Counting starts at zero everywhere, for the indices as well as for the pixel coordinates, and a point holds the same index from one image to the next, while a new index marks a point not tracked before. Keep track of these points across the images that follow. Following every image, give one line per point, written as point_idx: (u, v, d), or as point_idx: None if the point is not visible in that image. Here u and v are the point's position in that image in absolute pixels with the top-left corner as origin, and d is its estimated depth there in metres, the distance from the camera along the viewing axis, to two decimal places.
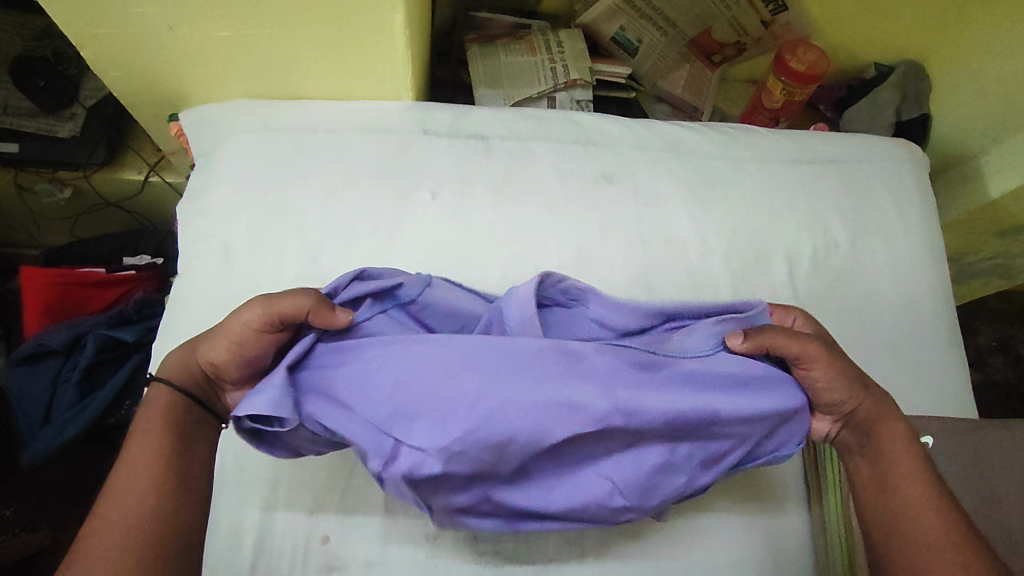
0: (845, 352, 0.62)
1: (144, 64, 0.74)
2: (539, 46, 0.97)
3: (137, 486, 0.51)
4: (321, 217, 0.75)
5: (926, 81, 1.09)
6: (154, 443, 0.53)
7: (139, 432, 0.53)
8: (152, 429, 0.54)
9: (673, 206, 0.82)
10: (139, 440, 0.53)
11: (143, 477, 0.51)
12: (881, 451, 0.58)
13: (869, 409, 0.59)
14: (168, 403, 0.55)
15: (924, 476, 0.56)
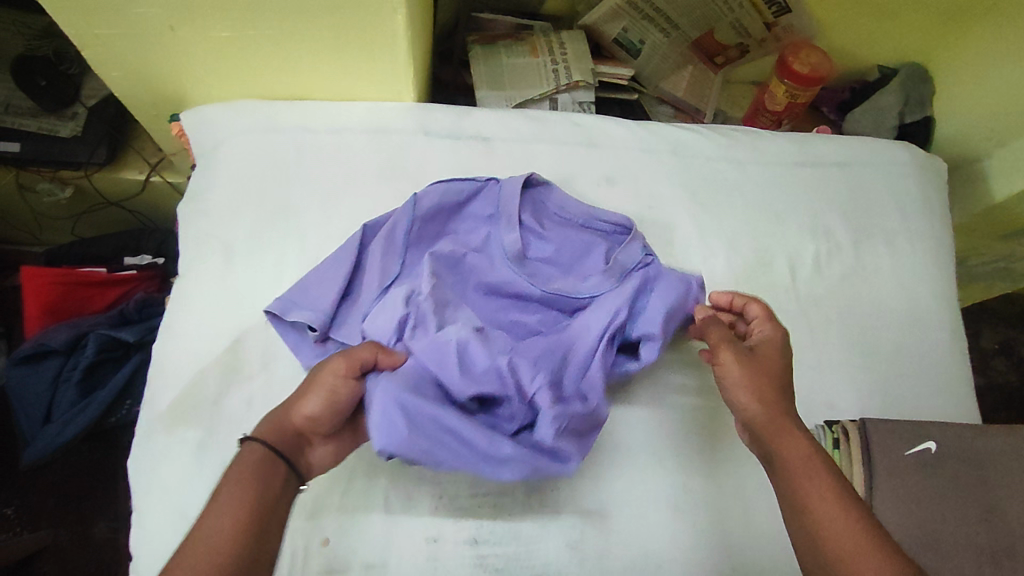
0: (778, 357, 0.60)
1: (146, 64, 0.74)
2: (541, 47, 0.97)
3: (225, 522, 0.47)
4: (323, 218, 0.75)
5: (929, 85, 1.09)
6: (258, 480, 0.50)
7: (233, 475, 0.50)
8: (243, 477, 0.50)
9: (675, 209, 0.81)
10: (233, 481, 0.49)
11: (231, 514, 0.47)
12: (786, 462, 0.53)
13: (778, 414, 0.56)
14: (259, 454, 0.51)
15: (831, 486, 0.51)
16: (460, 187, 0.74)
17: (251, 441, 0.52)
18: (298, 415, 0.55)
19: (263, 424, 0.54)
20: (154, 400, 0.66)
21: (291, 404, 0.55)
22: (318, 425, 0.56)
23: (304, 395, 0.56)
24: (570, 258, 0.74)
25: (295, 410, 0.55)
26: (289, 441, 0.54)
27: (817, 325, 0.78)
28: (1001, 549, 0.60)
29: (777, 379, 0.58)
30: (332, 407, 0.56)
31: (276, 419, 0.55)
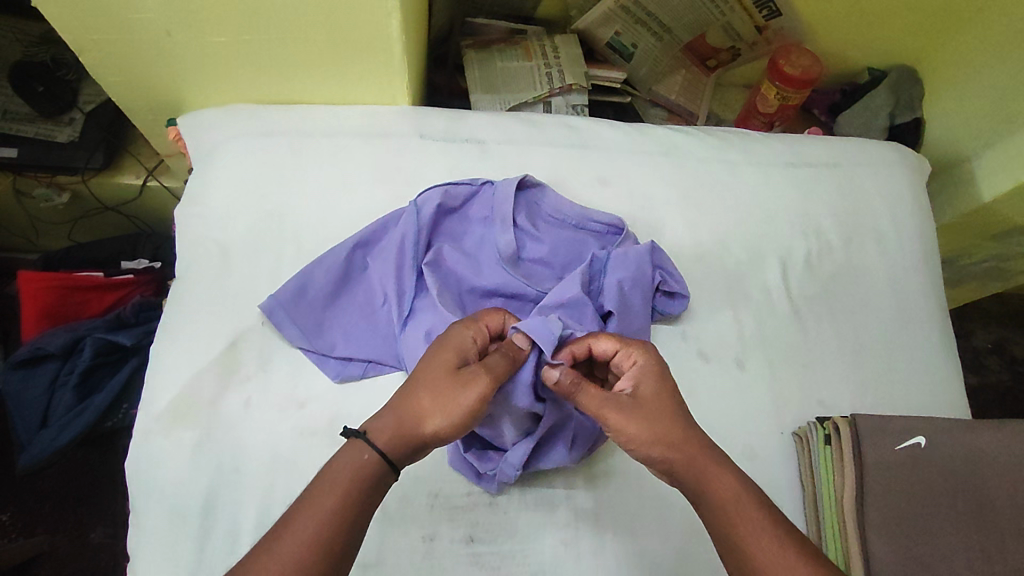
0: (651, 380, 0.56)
1: (143, 69, 0.75)
2: (535, 51, 0.98)
3: (329, 502, 0.48)
4: (318, 221, 0.75)
5: (919, 87, 1.11)
6: (358, 484, 0.50)
7: (345, 461, 0.51)
8: (349, 476, 0.50)
9: (668, 210, 0.82)
10: (344, 465, 0.51)
11: (336, 496, 0.49)
12: (713, 501, 0.51)
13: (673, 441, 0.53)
14: (367, 459, 0.51)
15: (755, 513, 0.50)
16: (458, 191, 0.75)
17: (370, 446, 0.51)
18: (429, 423, 0.53)
19: (390, 419, 0.53)
20: (151, 402, 0.66)
21: (419, 408, 0.53)
22: (448, 434, 0.53)
23: (435, 395, 0.53)
24: (564, 256, 0.75)
25: (422, 414, 0.53)
26: (410, 451, 0.53)
27: (809, 323, 0.79)
28: (990, 542, 0.61)
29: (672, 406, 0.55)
30: (462, 422, 0.53)
31: (400, 420, 0.53)
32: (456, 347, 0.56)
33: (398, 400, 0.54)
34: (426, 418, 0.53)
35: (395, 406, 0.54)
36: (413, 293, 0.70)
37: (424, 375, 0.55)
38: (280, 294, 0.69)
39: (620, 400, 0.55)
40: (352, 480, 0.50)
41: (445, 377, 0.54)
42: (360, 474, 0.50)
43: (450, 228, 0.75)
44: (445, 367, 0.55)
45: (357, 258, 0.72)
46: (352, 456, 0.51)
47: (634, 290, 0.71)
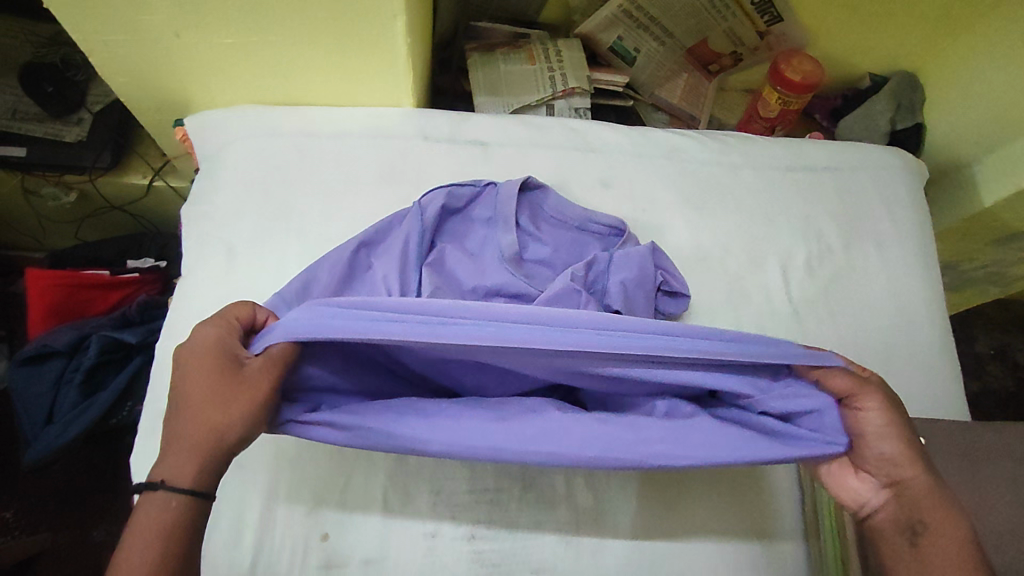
0: (903, 412, 0.58)
1: (152, 70, 0.76)
2: (538, 54, 0.99)
3: (152, 524, 0.49)
4: (324, 220, 0.76)
5: (920, 93, 1.11)
6: (176, 508, 0.50)
7: (157, 498, 0.50)
8: (169, 511, 0.50)
9: (669, 212, 0.83)
10: (158, 498, 0.50)
11: (158, 517, 0.49)
12: (938, 529, 0.53)
13: (914, 477, 0.54)
14: (176, 499, 0.50)
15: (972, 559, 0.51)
16: (462, 192, 0.76)
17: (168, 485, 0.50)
18: (217, 438, 0.51)
19: (174, 455, 0.51)
20: (156, 399, 0.67)
21: (207, 423, 0.51)
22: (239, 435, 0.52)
23: (216, 411, 0.52)
24: (567, 257, 0.76)
25: (213, 428, 0.51)
26: (212, 466, 0.52)
27: (810, 326, 0.80)
28: (989, 542, 0.61)
29: (918, 442, 0.56)
30: (252, 417, 0.52)
31: (195, 445, 0.51)
32: (217, 351, 0.54)
33: (176, 430, 0.52)
34: (219, 431, 0.52)
35: (178, 438, 0.51)
36: (415, 293, 0.70)
37: (195, 396, 0.52)
38: (285, 293, 0.69)
39: (886, 412, 0.56)
40: (159, 518, 0.49)
41: (211, 393, 0.52)
42: (165, 511, 0.50)
43: (453, 229, 0.76)
44: (208, 381, 0.52)
45: (361, 257, 0.72)
46: (149, 505, 0.50)
47: (635, 290, 0.72)
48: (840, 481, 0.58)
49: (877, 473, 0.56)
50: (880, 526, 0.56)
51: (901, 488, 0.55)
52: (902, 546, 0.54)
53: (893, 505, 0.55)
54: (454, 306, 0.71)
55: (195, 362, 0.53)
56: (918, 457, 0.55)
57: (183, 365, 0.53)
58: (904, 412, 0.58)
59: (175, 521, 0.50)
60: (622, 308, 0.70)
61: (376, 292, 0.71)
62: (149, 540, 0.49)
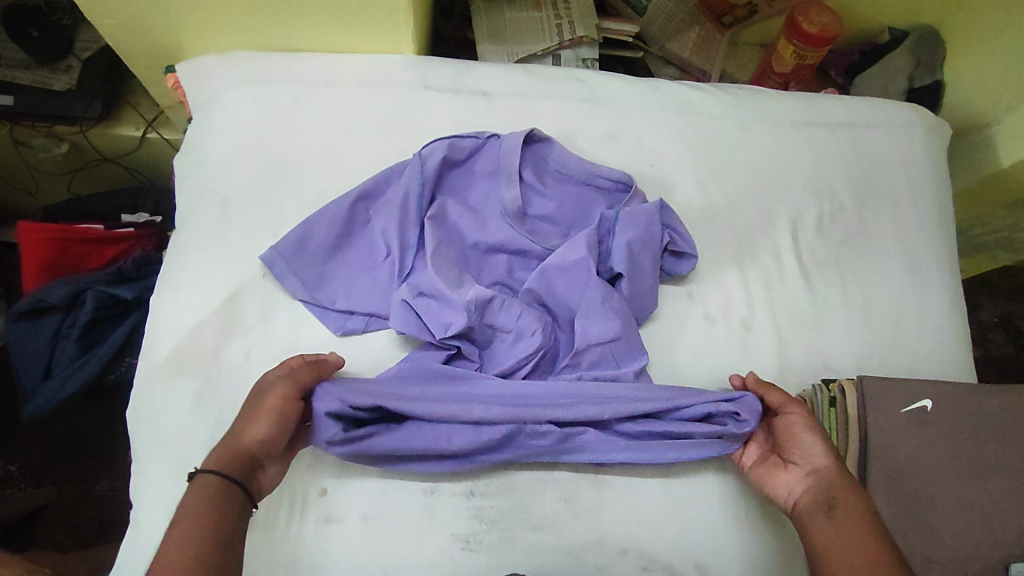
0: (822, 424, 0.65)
1: (140, 11, 0.72)
2: (545, 1, 0.95)
3: (191, 507, 0.50)
4: (321, 172, 0.74)
5: (943, 49, 1.06)
6: (213, 494, 0.51)
7: (197, 484, 0.51)
8: (205, 494, 0.51)
9: (678, 169, 0.80)
10: (200, 483, 0.51)
11: (195, 502, 0.50)
12: (848, 503, 0.56)
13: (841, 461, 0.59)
14: (213, 481, 0.51)
15: (876, 527, 0.54)
16: (464, 144, 0.73)
17: (207, 471, 0.52)
18: (250, 441, 0.55)
19: (215, 449, 0.54)
20: (151, 353, 0.66)
21: (237, 429, 0.56)
22: (277, 436, 0.56)
23: (251, 416, 0.56)
24: (572, 213, 0.74)
25: (242, 431, 0.55)
26: (246, 463, 0.54)
27: (818, 287, 0.78)
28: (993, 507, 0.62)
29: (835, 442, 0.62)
30: (279, 424, 0.56)
31: (229, 443, 0.55)
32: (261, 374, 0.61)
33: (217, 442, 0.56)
34: (245, 433, 0.55)
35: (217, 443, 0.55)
36: (415, 248, 0.69)
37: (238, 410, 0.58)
38: (282, 246, 0.68)
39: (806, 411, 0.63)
40: (198, 500, 0.50)
41: (253, 407, 0.57)
42: (195, 502, 0.50)
43: (453, 183, 0.74)
44: (251, 396, 0.58)
45: (360, 212, 0.70)
46: (185, 494, 0.51)
47: (641, 249, 0.70)
48: (774, 476, 0.62)
49: (803, 464, 0.60)
50: (803, 510, 0.58)
51: (823, 473, 0.58)
52: (817, 519, 0.56)
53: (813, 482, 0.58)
54: (456, 261, 0.70)
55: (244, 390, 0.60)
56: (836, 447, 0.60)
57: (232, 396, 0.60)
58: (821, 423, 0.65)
59: (208, 504, 0.50)
60: (627, 268, 0.69)
61: (377, 247, 0.70)
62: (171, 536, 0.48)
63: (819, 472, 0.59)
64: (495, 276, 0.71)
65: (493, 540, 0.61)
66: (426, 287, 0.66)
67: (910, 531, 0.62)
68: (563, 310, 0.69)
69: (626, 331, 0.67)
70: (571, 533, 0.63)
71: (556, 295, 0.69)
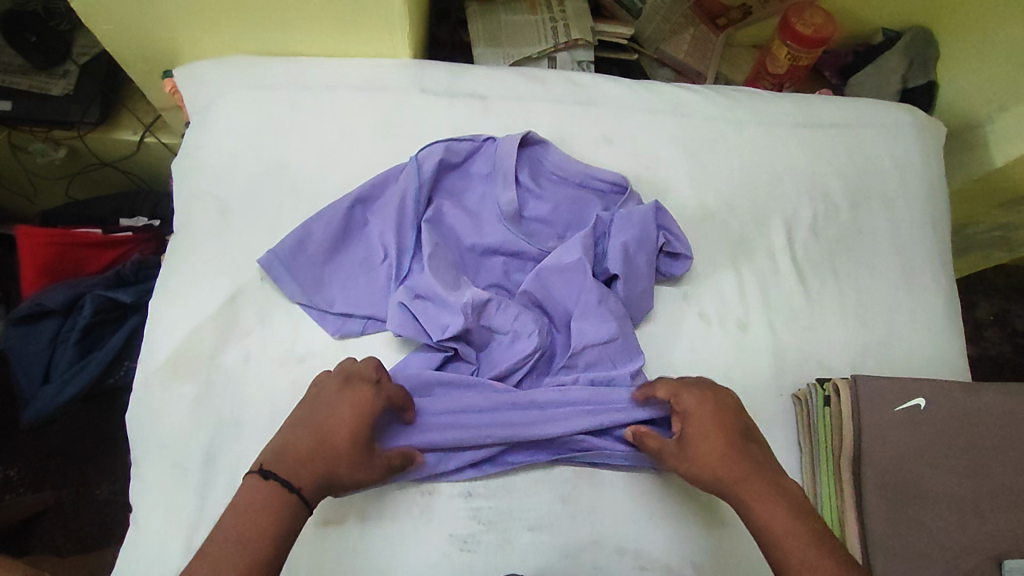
0: (709, 417, 0.59)
1: (137, 17, 0.73)
2: (540, 5, 0.95)
3: (266, 537, 0.49)
4: (318, 175, 0.74)
5: (933, 48, 1.07)
6: (289, 532, 0.50)
7: (284, 514, 0.50)
8: (285, 529, 0.50)
9: (673, 171, 0.81)
10: (288, 513, 0.50)
11: (270, 531, 0.49)
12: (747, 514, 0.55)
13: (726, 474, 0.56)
14: (297, 519, 0.51)
15: (785, 513, 0.53)
16: (460, 147, 0.74)
17: (292, 493, 0.51)
18: (343, 487, 0.55)
19: (313, 481, 0.52)
20: (150, 357, 0.66)
21: (341, 475, 0.54)
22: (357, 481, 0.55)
23: (357, 473, 0.55)
24: (568, 214, 0.75)
25: (343, 479, 0.54)
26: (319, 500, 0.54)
27: (813, 287, 0.78)
28: (984, 504, 0.63)
29: (727, 439, 0.57)
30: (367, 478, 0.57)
31: (330, 485, 0.53)
32: (364, 406, 0.55)
33: (297, 445, 0.53)
34: (343, 482, 0.54)
35: (312, 469, 0.52)
36: (412, 251, 0.69)
37: (343, 448, 0.54)
38: (280, 249, 0.68)
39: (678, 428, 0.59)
40: (271, 531, 0.49)
41: (354, 444, 0.54)
42: (264, 519, 0.49)
43: (450, 186, 0.74)
44: (350, 427, 0.54)
45: (357, 215, 0.71)
46: (258, 510, 0.50)
47: (636, 250, 0.71)
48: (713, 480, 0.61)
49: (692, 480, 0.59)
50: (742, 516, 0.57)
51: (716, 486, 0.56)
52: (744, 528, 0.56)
53: (713, 485, 0.57)
54: (453, 264, 0.70)
55: (355, 413, 0.55)
56: (720, 458, 0.56)
57: (337, 406, 0.55)
58: (706, 421, 0.59)
59: (283, 540, 0.50)
60: (622, 269, 0.69)
61: (375, 249, 0.70)
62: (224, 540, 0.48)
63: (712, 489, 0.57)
64: (492, 278, 0.71)
65: (490, 541, 0.62)
66: (422, 289, 0.67)
67: (906, 530, 0.63)
68: (559, 311, 0.69)
69: (623, 332, 0.67)
70: (568, 533, 0.63)
71: (552, 296, 0.69)
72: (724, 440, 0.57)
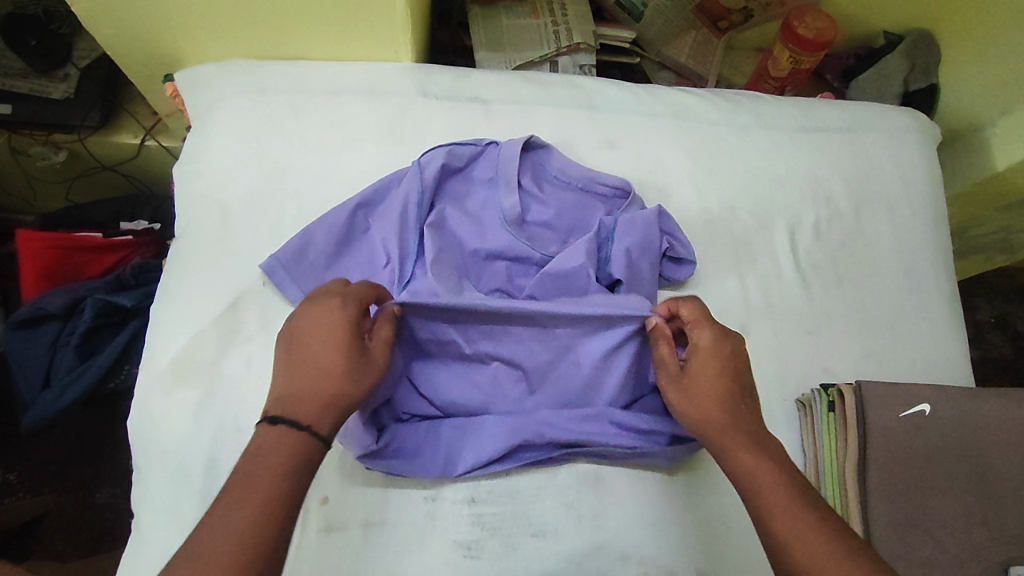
0: (716, 360, 0.58)
1: (139, 21, 0.73)
2: (542, 8, 0.95)
3: (270, 478, 0.47)
4: (320, 179, 0.74)
5: (937, 52, 1.07)
6: (298, 465, 0.48)
7: (292, 440, 0.49)
8: (292, 461, 0.48)
9: (676, 174, 0.81)
10: (291, 442, 0.48)
11: (275, 472, 0.47)
12: (732, 456, 0.54)
13: (721, 418, 0.56)
14: (301, 450, 0.49)
15: (776, 468, 0.52)
16: (463, 151, 0.73)
17: (302, 432, 0.49)
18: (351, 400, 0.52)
19: (311, 403, 0.51)
20: (152, 362, 0.66)
21: (336, 384, 0.52)
22: (369, 387, 0.54)
23: (348, 374, 0.52)
24: (571, 218, 0.74)
25: (343, 387, 0.52)
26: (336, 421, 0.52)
27: (816, 291, 0.78)
28: (988, 509, 0.63)
29: (728, 382, 0.57)
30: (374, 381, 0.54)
31: (332, 400, 0.51)
32: (338, 319, 0.54)
33: (289, 388, 0.51)
34: (346, 394, 0.52)
35: (302, 391, 0.51)
36: (415, 255, 0.69)
37: (322, 360, 0.52)
38: (282, 254, 0.68)
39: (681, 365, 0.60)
40: (278, 466, 0.47)
41: (343, 358, 0.52)
42: (279, 456, 0.48)
43: (452, 191, 0.74)
44: (338, 344, 0.53)
45: (359, 219, 0.71)
46: (265, 448, 0.48)
47: (640, 255, 0.70)
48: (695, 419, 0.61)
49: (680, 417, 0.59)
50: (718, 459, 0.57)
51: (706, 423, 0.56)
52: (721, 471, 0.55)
53: (701, 428, 0.57)
54: (456, 268, 0.70)
55: (319, 327, 0.53)
56: (720, 404, 0.56)
57: (302, 327, 0.54)
58: (713, 364, 0.58)
59: (296, 469, 0.48)
60: (626, 275, 0.69)
61: (377, 254, 0.70)
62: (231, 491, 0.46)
63: (703, 430, 0.57)
64: (495, 283, 0.71)
65: (494, 548, 0.62)
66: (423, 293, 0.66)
67: (912, 536, 0.63)
68: None
69: None
70: (572, 540, 0.63)
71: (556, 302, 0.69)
72: (728, 382, 0.57)
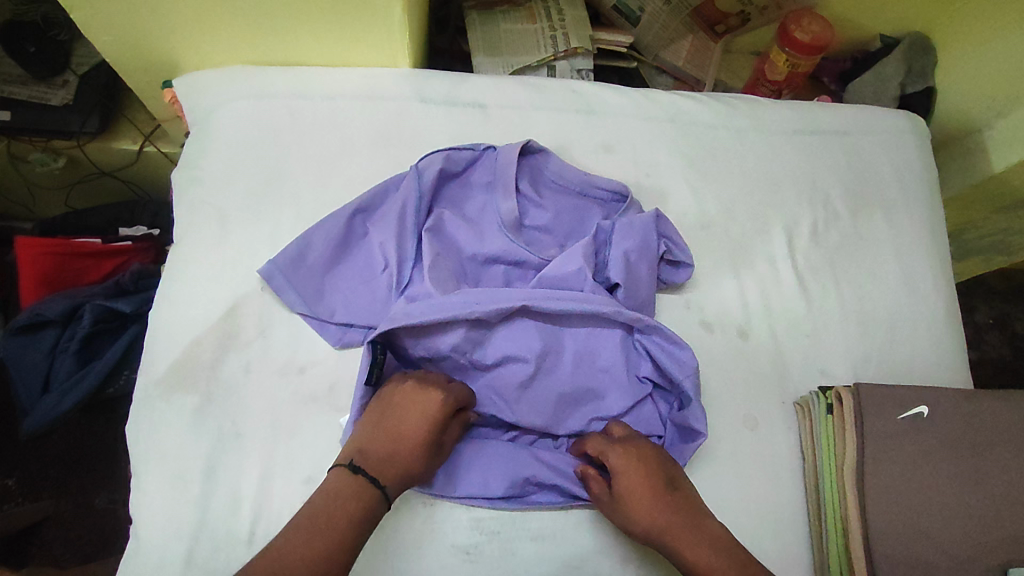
0: (639, 473, 0.60)
1: (137, 27, 0.73)
2: (540, 13, 0.96)
3: (341, 516, 0.53)
4: (318, 185, 0.74)
5: (932, 56, 1.08)
6: (364, 515, 0.54)
7: (363, 492, 0.55)
8: (360, 507, 0.54)
9: (673, 178, 0.81)
10: (359, 490, 0.54)
11: (346, 510, 0.53)
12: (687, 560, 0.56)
13: (665, 525, 0.58)
14: (367, 502, 0.54)
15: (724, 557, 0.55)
16: (461, 156, 0.74)
17: (376, 487, 0.55)
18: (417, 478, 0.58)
19: (390, 473, 0.56)
20: (150, 368, 0.66)
21: (408, 462, 0.57)
22: (426, 476, 0.60)
23: (424, 458, 0.58)
24: (568, 221, 0.75)
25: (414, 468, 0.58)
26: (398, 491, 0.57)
27: (813, 294, 0.78)
28: (993, 515, 0.61)
29: (656, 487, 0.59)
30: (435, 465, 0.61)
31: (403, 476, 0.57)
32: (433, 410, 0.59)
33: (372, 450, 0.57)
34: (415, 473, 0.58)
35: (384, 462, 0.57)
36: (413, 259, 0.69)
37: (407, 439, 0.58)
38: (280, 259, 0.68)
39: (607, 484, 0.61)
40: (349, 511, 0.53)
41: (424, 442, 0.58)
42: (351, 503, 0.54)
43: (450, 195, 0.74)
44: (428, 427, 0.59)
45: (357, 223, 0.70)
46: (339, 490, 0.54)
47: (637, 258, 0.70)
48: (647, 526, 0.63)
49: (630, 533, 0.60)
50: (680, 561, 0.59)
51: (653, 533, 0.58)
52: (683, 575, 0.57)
53: (649, 536, 0.58)
54: (454, 272, 0.70)
55: (416, 406, 0.59)
56: (658, 510, 0.58)
57: (400, 402, 0.59)
58: (637, 477, 0.60)
59: (361, 520, 0.53)
60: (623, 278, 0.69)
61: (375, 259, 0.70)
62: (315, 522, 0.52)
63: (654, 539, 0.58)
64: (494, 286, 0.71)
65: (493, 552, 0.62)
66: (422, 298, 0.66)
67: (917, 543, 0.61)
68: None
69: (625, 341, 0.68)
70: (570, 544, 0.63)
71: None
72: (657, 486, 0.59)
